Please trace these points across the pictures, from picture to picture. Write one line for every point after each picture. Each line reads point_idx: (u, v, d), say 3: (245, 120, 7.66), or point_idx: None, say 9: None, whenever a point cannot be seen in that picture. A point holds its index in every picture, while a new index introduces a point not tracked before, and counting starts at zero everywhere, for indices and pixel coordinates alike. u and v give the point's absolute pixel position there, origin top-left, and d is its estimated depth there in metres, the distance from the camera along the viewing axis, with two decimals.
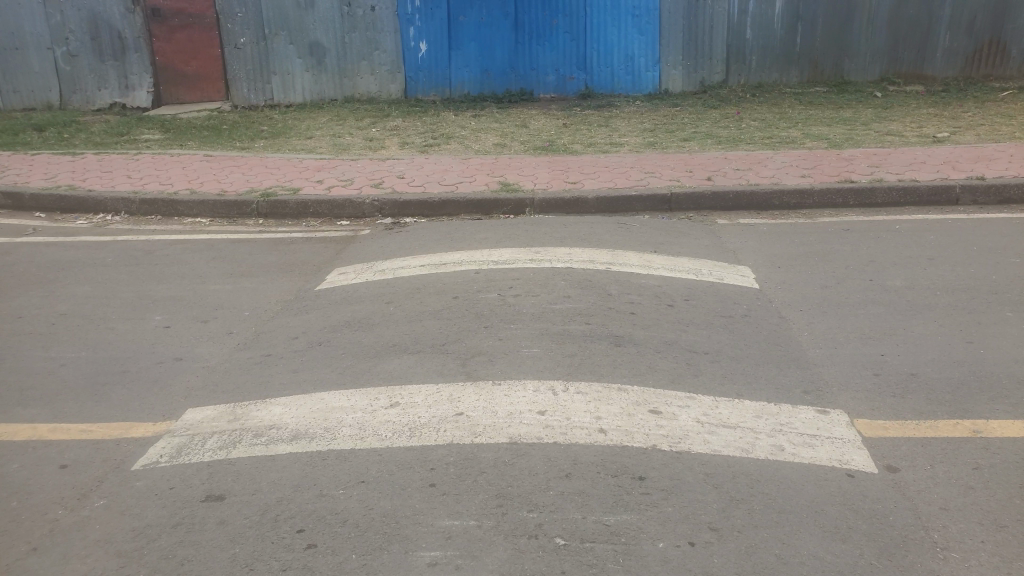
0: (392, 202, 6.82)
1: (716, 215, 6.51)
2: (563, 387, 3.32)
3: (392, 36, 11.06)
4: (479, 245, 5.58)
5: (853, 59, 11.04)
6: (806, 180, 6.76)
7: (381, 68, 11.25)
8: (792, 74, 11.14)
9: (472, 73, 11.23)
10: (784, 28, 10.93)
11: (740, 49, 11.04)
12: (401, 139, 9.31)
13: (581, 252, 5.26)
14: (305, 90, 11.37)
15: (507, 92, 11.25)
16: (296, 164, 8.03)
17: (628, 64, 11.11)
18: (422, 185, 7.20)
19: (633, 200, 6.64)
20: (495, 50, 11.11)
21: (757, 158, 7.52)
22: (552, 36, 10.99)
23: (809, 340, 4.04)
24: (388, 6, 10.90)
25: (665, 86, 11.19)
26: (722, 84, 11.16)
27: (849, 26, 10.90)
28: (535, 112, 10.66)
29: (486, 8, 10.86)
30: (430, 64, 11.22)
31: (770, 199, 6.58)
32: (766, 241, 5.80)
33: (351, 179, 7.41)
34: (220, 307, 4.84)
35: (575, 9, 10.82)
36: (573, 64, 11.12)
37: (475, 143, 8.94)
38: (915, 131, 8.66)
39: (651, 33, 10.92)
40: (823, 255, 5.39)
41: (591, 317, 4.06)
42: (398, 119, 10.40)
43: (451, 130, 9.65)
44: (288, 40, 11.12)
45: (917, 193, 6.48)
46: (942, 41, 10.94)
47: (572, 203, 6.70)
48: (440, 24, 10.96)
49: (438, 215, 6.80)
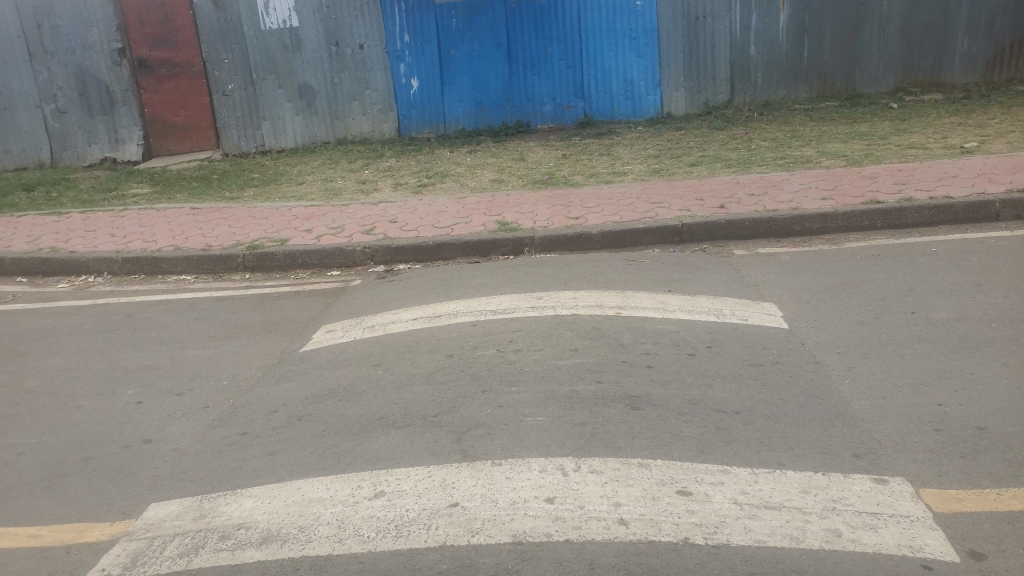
0: (386, 247, 6.43)
1: (732, 245, 6.07)
2: (574, 465, 2.85)
3: (383, 74, 10.78)
4: (474, 292, 5.14)
5: (863, 70, 10.64)
6: (827, 203, 6.30)
7: (374, 107, 10.96)
8: (800, 90, 10.74)
9: (467, 106, 10.91)
10: (789, 44, 10.56)
11: (744, 67, 10.66)
12: (395, 179, 8.95)
13: (589, 294, 4.83)
14: (296, 133, 11.09)
15: (504, 124, 10.92)
16: (286, 212, 7.66)
17: (627, 89, 10.75)
18: (416, 228, 6.80)
19: (643, 233, 6.20)
20: (489, 82, 10.79)
21: (772, 181, 7.09)
22: (548, 64, 10.67)
23: (853, 391, 3.53)
24: (377, 42, 10.66)
25: (667, 109, 10.82)
26: (727, 104, 10.78)
27: (858, 37, 10.53)
28: (536, 143, 10.31)
29: (478, 40, 10.59)
30: (424, 100, 10.91)
31: (790, 225, 6.12)
32: (790, 272, 5.34)
33: (342, 226, 7.03)
34: (196, 378, 4.39)
35: (570, 36, 10.53)
36: (570, 92, 10.78)
37: (473, 180, 8.56)
38: (937, 143, 8.22)
39: (650, 55, 10.57)
40: (855, 287, 4.92)
41: (602, 373, 3.60)
42: (394, 159, 10.05)
43: (448, 167, 9.28)
44: (277, 83, 10.86)
45: (950, 211, 6.01)
46: (960, 46, 10.53)
47: (575, 240, 6.28)
48: (431, 59, 10.68)
49: (434, 260, 6.40)
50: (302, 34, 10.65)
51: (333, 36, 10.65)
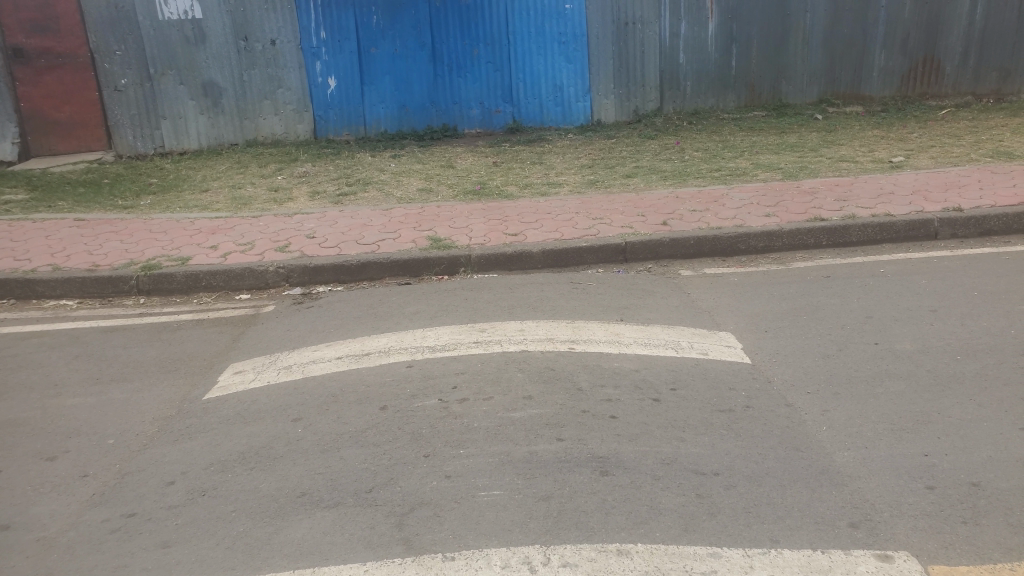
0: (303, 267, 5.80)
1: (678, 265, 5.77)
2: (542, 557, 2.43)
3: (296, 72, 10.06)
4: (403, 323, 4.61)
5: (790, 80, 10.63)
6: (771, 220, 6.07)
7: (287, 107, 10.21)
8: (728, 98, 10.65)
9: (388, 109, 10.30)
10: (718, 52, 10.43)
11: (673, 75, 10.48)
12: (310, 187, 8.26)
13: (535, 325, 4.39)
14: (200, 134, 10.22)
15: (428, 128, 10.37)
16: (187, 226, 6.89)
17: (556, 94, 10.39)
18: (337, 244, 6.18)
19: (584, 252, 5.83)
20: (412, 83, 10.22)
21: (712, 196, 6.83)
22: (474, 67, 10.19)
23: (834, 439, 3.18)
24: (290, 39, 9.94)
25: (597, 116, 10.52)
26: (657, 112, 10.58)
27: (784, 48, 10.49)
28: (462, 150, 9.80)
29: (400, 39, 10.01)
30: (342, 100, 10.23)
31: (735, 243, 5.87)
32: (742, 296, 5.04)
33: (252, 242, 6.35)
34: (73, 436, 3.71)
35: (497, 38, 10.07)
36: (498, 96, 10.33)
37: (398, 189, 7.98)
38: (867, 156, 8.18)
39: (580, 60, 10.24)
40: (812, 313, 4.67)
41: (561, 428, 3.16)
42: (308, 165, 9.33)
43: (369, 175, 8.65)
44: (178, 80, 9.99)
45: (893, 228, 5.88)
46: (876, 61, 10.62)
47: (513, 258, 5.83)
48: (349, 57, 10.03)
49: (357, 281, 5.82)
50: (206, 27, 9.84)
51: (241, 31, 9.89)
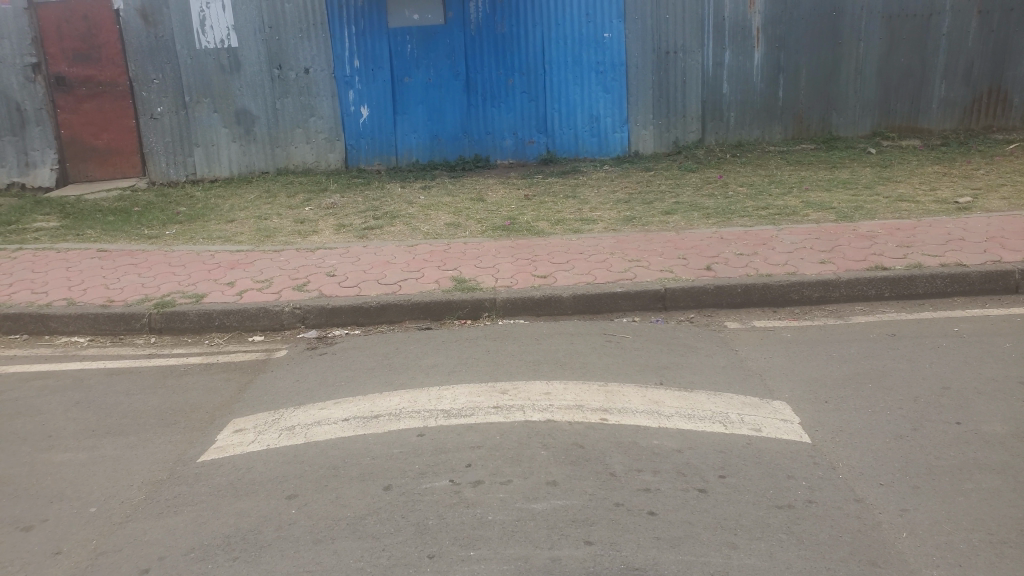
0: (320, 307, 5.45)
1: (724, 316, 5.27)
2: None
3: (329, 100, 9.85)
4: (417, 379, 4.19)
5: (842, 112, 10.09)
6: (828, 267, 5.54)
7: (319, 135, 9.98)
8: (775, 130, 10.13)
9: (421, 138, 10.01)
10: (764, 82, 9.95)
11: (716, 105, 10.00)
12: (336, 220, 7.93)
13: (563, 386, 3.94)
14: (232, 162, 10.03)
15: (461, 158, 10.04)
16: (206, 259, 6.61)
17: (593, 125, 9.99)
18: (356, 284, 5.81)
19: (620, 298, 5.37)
20: (445, 113, 9.93)
21: (761, 237, 6.34)
22: (509, 97, 9.86)
23: (918, 551, 2.74)
24: (323, 67, 9.74)
25: (635, 148, 10.09)
26: (698, 143, 10.10)
27: (836, 78, 9.96)
28: (494, 181, 9.43)
29: (434, 68, 9.75)
30: (373, 130, 9.97)
31: (787, 293, 5.35)
32: (797, 357, 4.53)
33: (270, 279, 6.04)
34: (55, 502, 3.34)
35: (533, 67, 9.76)
36: (532, 126, 9.97)
37: (424, 223, 7.60)
38: (929, 195, 7.60)
39: (618, 90, 9.86)
40: (878, 381, 4.15)
41: (589, 528, 2.75)
42: (336, 195, 9.03)
43: (397, 207, 8.30)
44: (212, 108, 9.83)
45: (965, 280, 5.33)
46: (937, 91, 10.03)
47: (543, 303, 5.40)
48: (382, 86, 9.80)
49: (377, 324, 5.44)
50: (241, 56, 9.68)
51: (275, 59, 9.71)
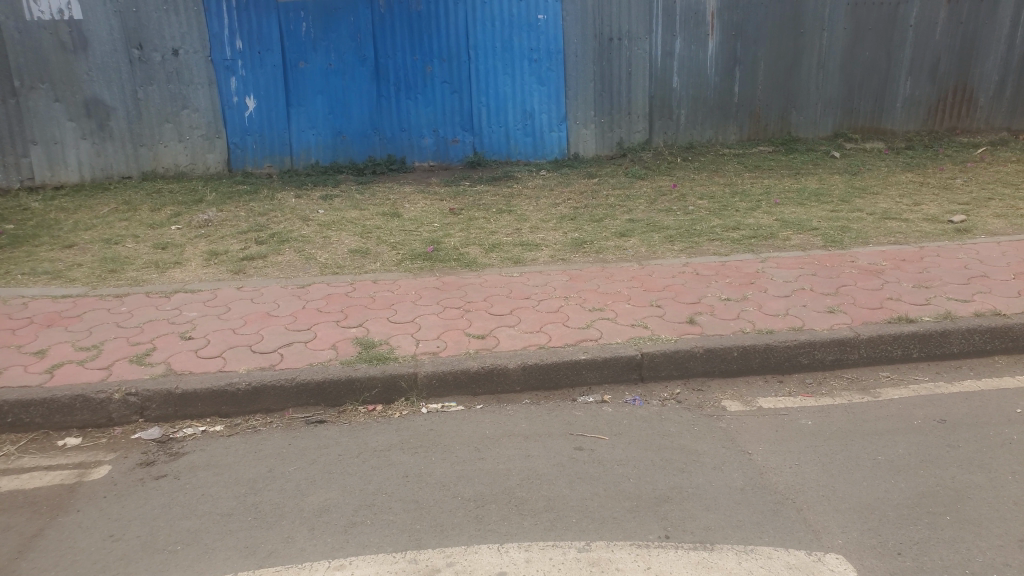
0: (165, 393, 3.89)
1: (719, 393, 4.02)
2: None
3: (206, 90, 8.14)
4: (294, 542, 2.74)
5: (801, 110, 9.09)
6: (839, 319, 4.41)
7: (194, 132, 8.27)
8: (728, 131, 9.05)
9: (322, 136, 8.42)
10: (718, 76, 8.81)
11: (665, 100, 8.80)
12: (209, 244, 6.34)
13: (528, 559, 2.57)
14: (82, 164, 8.17)
15: (370, 160, 8.51)
16: (14, 311, 4.87)
17: (526, 122, 8.63)
18: (224, 350, 4.26)
19: (583, 367, 4.05)
20: (350, 105, 8.35)
21: (750, 276, 5.16)
22: (427, 88, 8.36)
23: None
24: (196, 49, 8.02)
25: (575, 149, 8.80)
26: (645, 145, 8.89)
27: (796, 71, 8.92)
28: (410, 189, 7.93)
29: (335, 51, 8.16)
30: (262, 125, 8.32)
31: (794, 356, 4.18)
32: (832, 466, 3.29)
33: (100, 343, 4.40)
34: None
35: (455, 53, 8.28)
36: (455, 123, 8.52)
37: (322, 251, 6.04)
38: (914, 211, 6.60)
39: (555, 82, 8.50)
40: (956, 510, 2.95)
41: None
42: (211, 210, 7.30)
43: (287, 226, 6.71)
44: (53, 96, 7.94)
45: (1009, 335, 4.26)
46: (901, 89, 9.15)
47: (482, 377, 4.01)
48: (272, 72, 8.14)
49: (249, 414, 3.94)
50: (87, 31, 7.84)
51: (133, 37, 7.93)
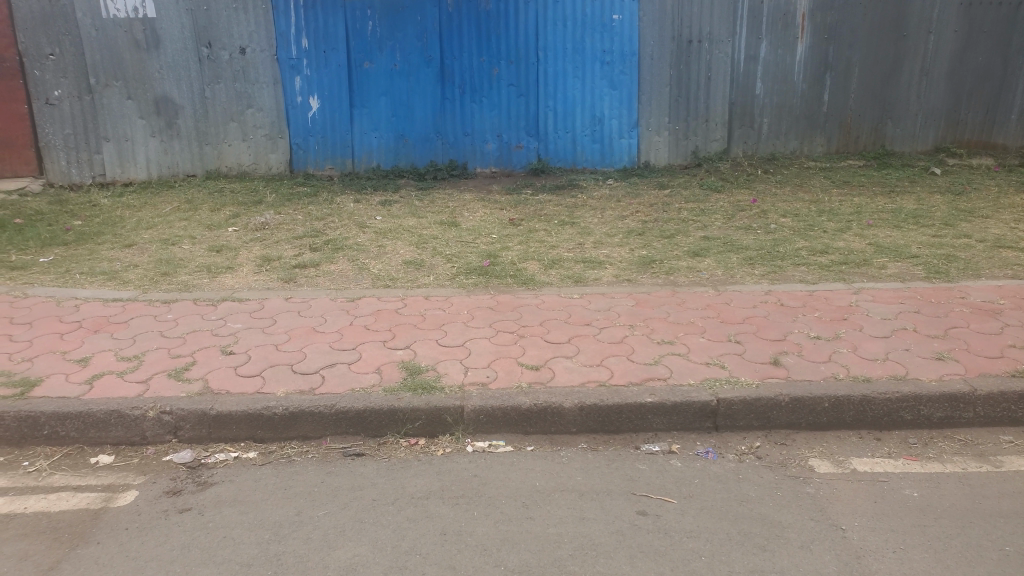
0: (200, 413, 3.64)
1: (806, 450, 3.50)
2: None
3: (270, 89, 8.03)
4: None
5: (897, 121, 8.34)
6: (951, 368, 3.80)
7: (258, 132, 8.17)
8: (815, 143, 8.37)
9: (383, 138, 8.21)
10: (805, 83, 8.17)
11: (746, 108, 8.21)
12: (263, 251, 6.17)
13: None
14: (150, 162, 8.18)
15: (431, 164, 8.24)
16: (63, 315, 4.75)
17: (595, 128, 8.20)
18: (260, 369, 4.00)
19: (649, 411, 3.60)
20: (413, 107, 8.10)
21: (844, 311, 4.53)
22: (492, 90, 8.03)
23: None
24: (264, 47, 7.91)
25: (645, 157, 8.30)
26: (722, 154, 8.31)
27: (894, 79, 8.20)
28: (471, 197, 7.63)
29: (400, 51, 7.92)
30: (325, 126, 8.16)
31: (895, 411, 3.62)
32: (948, 556, 2.76)
33: (141, 354, 4.21)
34: None
35: (524, 55, 7.93)
36: (520, 128, 8.17)
37: (376, 261, 5.78)
38: None
39: (626, 86, 8.04)
40: None
41: None
42: (270, 212, 7.17)
43: (343, 233, 6.48)
44: (125, 94, 7.96)
45: None
46: (1017, 99, 8.34)
47: (536, 416, 3.61)
48: (337, 72, 7.97)
49: (283, 442, 3.65)
50: (160, 29, 7.83)
51: (203, 35, 7.87)
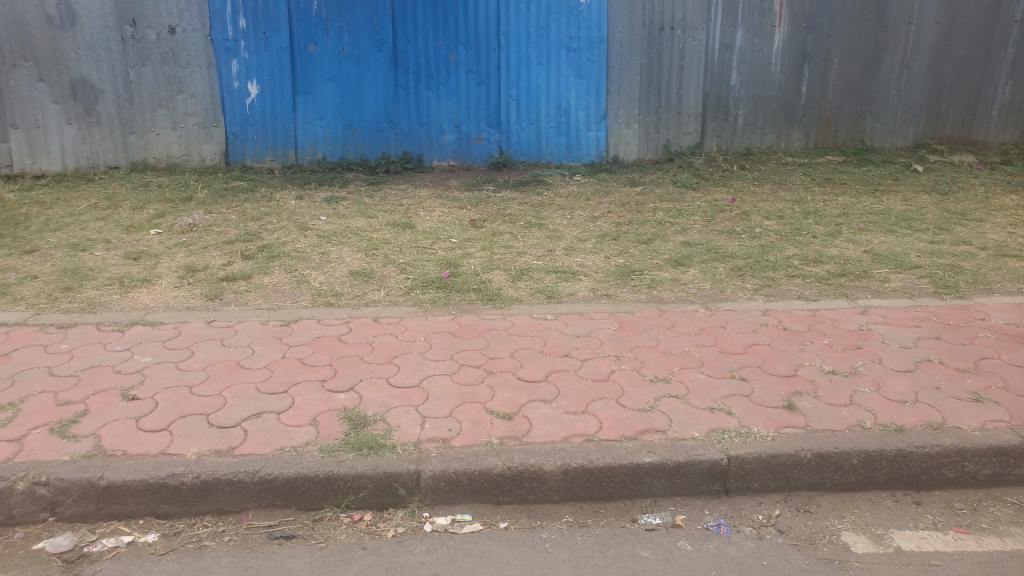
0: (85, 485, 2.89)
1: (834, 519, 2.93)
2: None
3: (204, 73, 7.17)
4: None
5: (877, 116, 7.87)
6: (993, 413, 3.26)
7: (188, 120, 7.30)
8: (793, 136, 7.84)
9: (330, 128, 7.41)
10: (784, 74, 7.61)
11: (721, 99, 7.62)
12: (187, 257, 5.35)
13: None
14: (66, 151, 7.24)
15: (383, 157, 7.48)
16: None
17: (560, 119, 7.55)
18: (171, 420, 3.24)
19: (646, 473, 2.98)
20: (362, 95, 7.32)
21: (861, 336, 4.00)
22: (450, 78, 7.31)
23: None
24: (196, 27, 7.05)
25: (615, 151, 7.68)
26: (695, 148, 7.71)
27: (874, 71, 7.70)
28: (428, 194, 6.90)
29: (348, 33, 7.14)
30: (265, 114, 7.32)
31: (936, 468, 3.07)
32: None
33: (18, 399, 3.41)
34: None
35: (484, 39, 7.22)
36: (480, 118, 7.46)
37: (318, 272, 5.03)
38: None
39: (594, 75, 7.40)
40: None
41: None
42: (202, 211, 6.32)
43: (281, 237, 5.70)
44: (36, 75, 7.00)
45: None
46: (999, 94, 7.89)
47: (512, 483, 2.95)
48: (277, 56, 7.15)
49: (193, 518, 2.94)
50: (76, 4, 6.90)
51: (127, 12, 6.97)
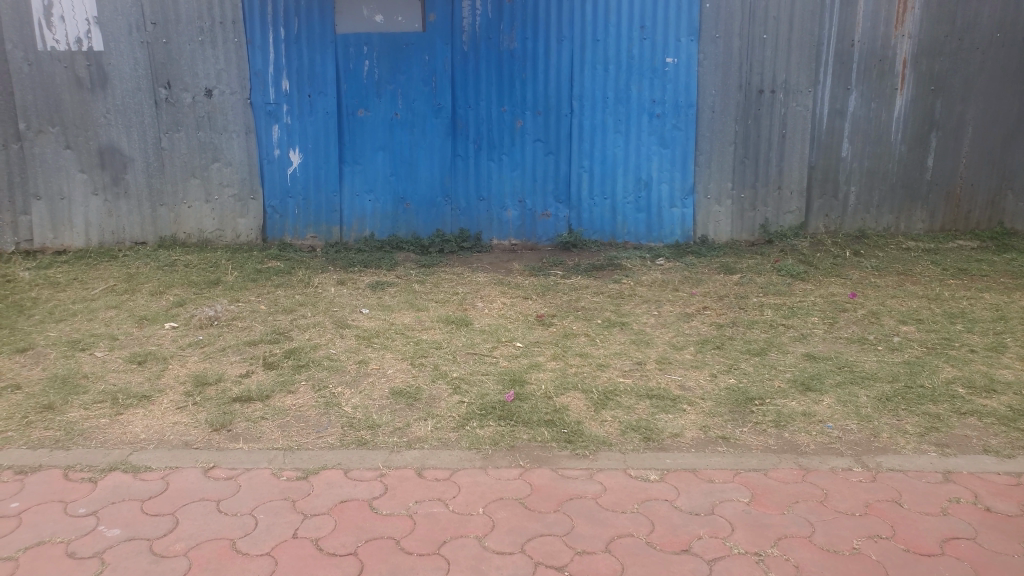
0: None
1: None
2: None
3: (242, 139, 6.43)
4: None
5: (1019, 194, 6.71)
6: None
7: (224, 191, 6.54)
8: (915, 216, 6.70)
9: (379, 202, 6.57)
10: (905, 145, 6.53)
11: (829, 173, 6.56)
12: (201, 362, 4.46)
13: None
14: (91, 225, 6.55)
15: (437, 234, 6.58)
16: None
17: (640, 193, 6.57)
18: None
19: None
20: (416, 165, 6.49)
21: None
22: (515, 147, 6.44)
23: None
24: (235, 89, 6.34)
25: (703, 231, 6.64)
26: (799, 229, 6.63)
27: (1017, 141, 6.59)
28: (489, 279, 5.95)
29: (402, 97, 6.35)
30: (308, 186, 6.53)
31: None
32: None
33: None
34: None
35: (554, 104, 6.36)
36: (547, 192, 6.55)
37: (353, 389, 4.06)
38: None
39: (680, 144, 6.45)
40: None
41: None
42: (227, 299, 5.47)
43: (314, 337, 4.78)
44: (62, 142, 6.37)
45: None
46: None
47: None
48: (323, 121, 6.40)
49: None
50: (108, 65, 6.26)
51: (161, 74, 6.30)
